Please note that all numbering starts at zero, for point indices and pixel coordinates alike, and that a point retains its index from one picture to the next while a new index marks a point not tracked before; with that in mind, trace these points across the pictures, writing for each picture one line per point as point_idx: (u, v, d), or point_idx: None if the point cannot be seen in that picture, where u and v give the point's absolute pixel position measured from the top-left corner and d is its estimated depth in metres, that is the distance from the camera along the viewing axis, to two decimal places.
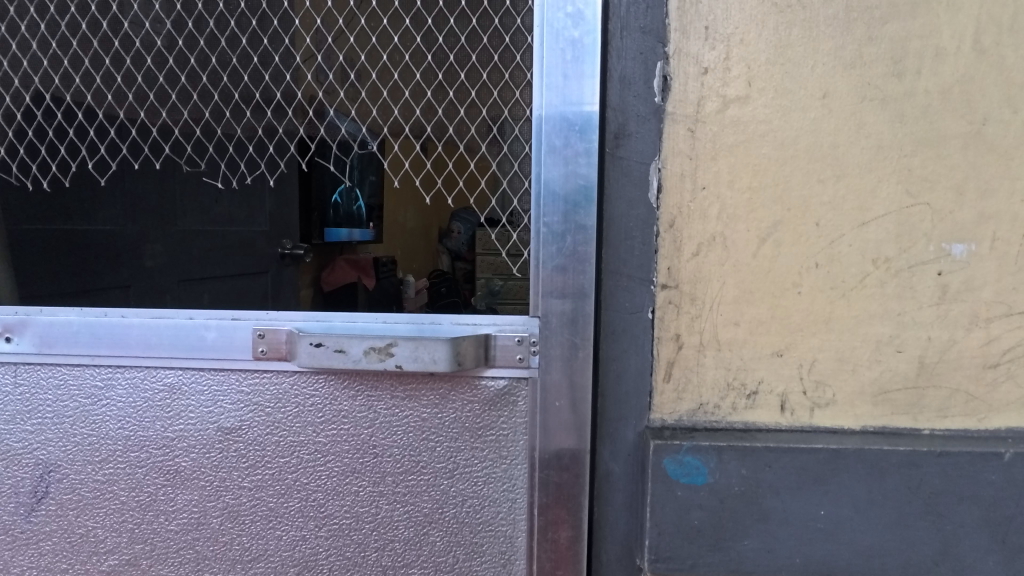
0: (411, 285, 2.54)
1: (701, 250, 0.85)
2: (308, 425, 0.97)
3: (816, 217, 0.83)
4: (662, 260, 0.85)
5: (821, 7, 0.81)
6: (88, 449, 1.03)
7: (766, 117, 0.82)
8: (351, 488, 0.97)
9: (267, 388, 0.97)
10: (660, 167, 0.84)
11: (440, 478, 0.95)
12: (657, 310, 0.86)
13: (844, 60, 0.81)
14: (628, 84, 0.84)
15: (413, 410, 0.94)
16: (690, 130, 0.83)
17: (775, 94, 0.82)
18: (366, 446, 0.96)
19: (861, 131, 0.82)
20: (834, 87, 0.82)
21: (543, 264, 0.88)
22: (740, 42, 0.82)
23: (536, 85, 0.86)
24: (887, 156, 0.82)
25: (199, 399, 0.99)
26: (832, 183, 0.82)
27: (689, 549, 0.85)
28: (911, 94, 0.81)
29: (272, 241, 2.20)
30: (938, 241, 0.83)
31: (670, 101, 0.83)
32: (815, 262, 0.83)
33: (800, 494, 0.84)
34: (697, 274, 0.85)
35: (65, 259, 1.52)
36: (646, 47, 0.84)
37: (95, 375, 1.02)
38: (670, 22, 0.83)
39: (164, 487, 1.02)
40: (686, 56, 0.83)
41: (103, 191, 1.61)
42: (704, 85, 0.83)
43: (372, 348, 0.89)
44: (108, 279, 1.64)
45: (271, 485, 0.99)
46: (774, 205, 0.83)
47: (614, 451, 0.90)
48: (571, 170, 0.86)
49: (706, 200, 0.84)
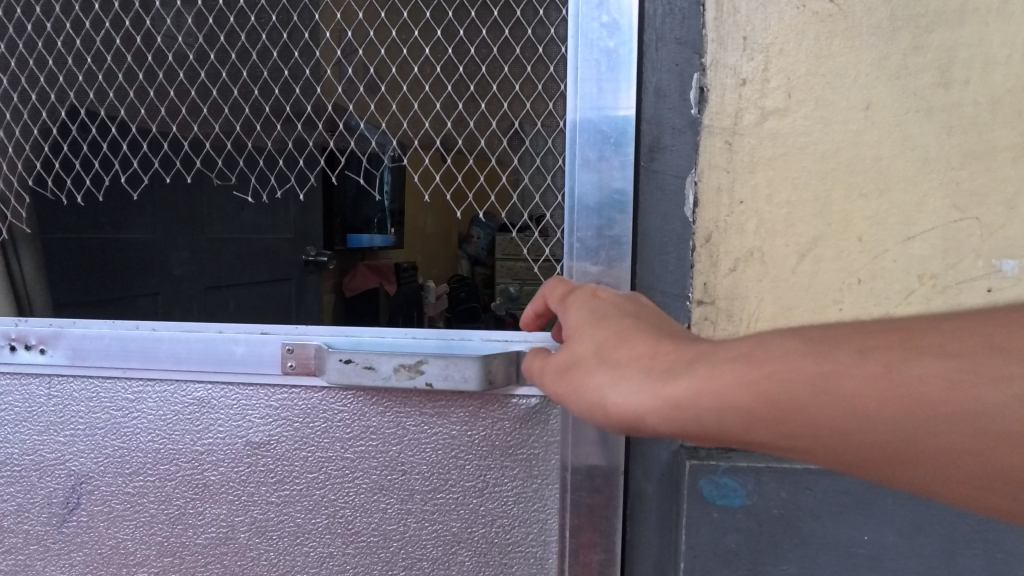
0: (431, 292, 2.39)
1: (738, 265, 0.82)
2: (336, 441, 0.96)
3: (858, 232, 0.80)
4: (698, 276, 0.84)
5: (864, 16, 0.78)
6: (118, 461, 1.03)
7: (807, 129, 0.80)
8: (379, 506, 0.96)
9: (295, 403, 0.96)
10: (696, 180, 0.83)
11: (469, 497, 0.94)
12: (694, 325, 0.84)
13: (888, 70, 0.79)
14: (663, 97, 0.83)
15: (442, 427, 0.93)
16: (727, 143, 0.81)
17: (815, 105, 0.80)
18: (394, 463, 0.95)
19: (907, 143, 0.79)
20: (877, 98, 0.79)
21: (576, 279, 0.88)
22: (779, 52, 0.80)
23: (570, 98, 0.86)
24: (932, 168, 0.79)
25: (228, 413, 0.99)
26: (875, 197, 0.80)
27: (725, 572, 0.83)
28: (961, 105, 0.78)
29: (296, 248, 2.23)
30: (987, 257, 0.79)
31: (706, 114, 0.82)
32: (857, 278, 0.81)
33: (842, 517, 0.81)
34: (734, 290, 0.83)
35: (93, 266, 1.61)
36: (681, 58, 0.82)
37: (126, 388, 1.02)
38: (706, 32, 0.81)
39: (192, 500, 1.01)
40: (723, 68, 0.81)
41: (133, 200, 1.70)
42: (741, 96, 0.81)
43: (402, 365, 0.88)
44: (137, 286, 1.73)
45: (299, 501, 0.98)
46: (814, 218, 0.81)
47: (646, 470, 0.87)
48: (605, 183, 0.85)
49: (743, 214, 0.82)
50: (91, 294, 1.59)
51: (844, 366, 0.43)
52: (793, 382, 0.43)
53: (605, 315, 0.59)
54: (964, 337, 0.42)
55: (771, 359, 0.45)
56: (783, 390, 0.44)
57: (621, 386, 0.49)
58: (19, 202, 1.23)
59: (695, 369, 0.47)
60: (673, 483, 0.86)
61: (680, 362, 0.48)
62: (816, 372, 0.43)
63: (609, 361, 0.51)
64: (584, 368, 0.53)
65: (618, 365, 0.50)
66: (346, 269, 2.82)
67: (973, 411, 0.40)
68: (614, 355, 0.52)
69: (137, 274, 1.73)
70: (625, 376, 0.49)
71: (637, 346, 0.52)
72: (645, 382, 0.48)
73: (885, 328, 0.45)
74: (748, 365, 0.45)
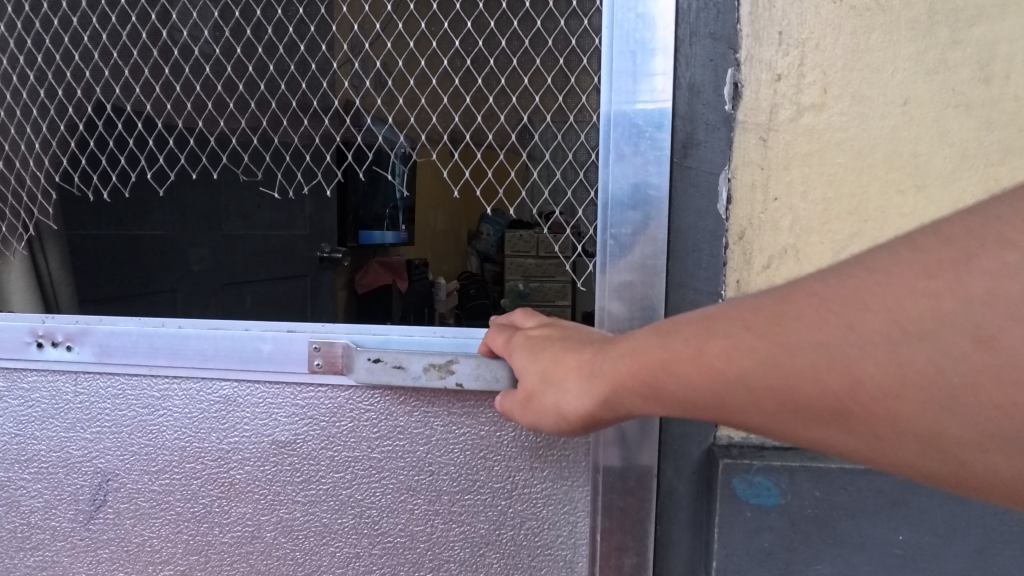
0: (441, 289, 2.74)
1: (771, 263, 0.81)
2: (362, 440, 0.95)
3: (895, 230, 0.78)
4: (730, 273, 0.82)
5: (902, 9, 0.76)
6: (144, 459, 1.04)
7: (843, 125, 0.78)
8: (405, 507, 0.95)
9: (321, 401, 0.95)
10: (729, 177, 0.81)
11: (497, 499, 0.92)
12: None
13: (926, 65, 0.76)
14: (697, 92, 0.82)
15: (471, 428, 0.92)
16: (761, 139, 0.80)
17: (852, 101, 0.78)
18: (422, 464, 0.94)
19: (945, 138, 0.77)
20: (915, 92, 0.77)
21: (609, 278, 0.86)
22: (815, 46, 0.78)
23: (603, 90, 0.84)
24: (971, 164, 0.77)
25: (254, 411, 0.99)
26: (912, 193, 0.78)
27: (758, 571, 0.81)
28: (1002, 101, 0.76)
29: (311, 246, 2.35)
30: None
31: (741, 110, 0.80)
32: None
33: (877, 517, 0.79)
34: (767, 286, 0.81)
35: (115, 261, 1.63)
36: (716, 54, 0.81)
37: (152, 386, 1.02)
38: (741, 27, 0.80)
39: (218, 499, 1.02)
40: (759, 63, 0.79)
41: (156, 199, 1.72)
42: (777, 92, 0.79)
43: (432, 364, 0.86)
44: (158, 282, 1.77)
45: (325, 501, 0.98)
46: (850, 215, 0.79)
47: (678, 467, 0.85)
48: (640, 178, 0.83)
49: (778, 211, 0.80)
50: (112, 290, 1.63)
51: (673, 352, 0.49)
52: (653, 368, 0.50)
53: (540, 341, 0.67)
54: (735, 316, 0.47)
55: (640, 352, 0.52)
56: (650, 373, 0.50)
57: (565, 396, 0.58)
58: (45, 201, 1.21)
59: (603, 368, 0.55)
60: (706, 481, 0.84)
61: (597, 362, 0.56)
62: (660, 357, 0.50)
63: (553, 379, 0.61)
64: (539, 393, 0.62)
65: (559, 381, 0.60)
66: (359, 266, 2.83)
67: (744, 378, 0.45)
68: (555, 372, 0.61)
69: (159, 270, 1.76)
70: (566, 388, 0.59)
71: (569, 360, 0.60)
72: (578, 386, 0.57)
73: (699, 313, 0.51)
74: (628, 360, 0.52)
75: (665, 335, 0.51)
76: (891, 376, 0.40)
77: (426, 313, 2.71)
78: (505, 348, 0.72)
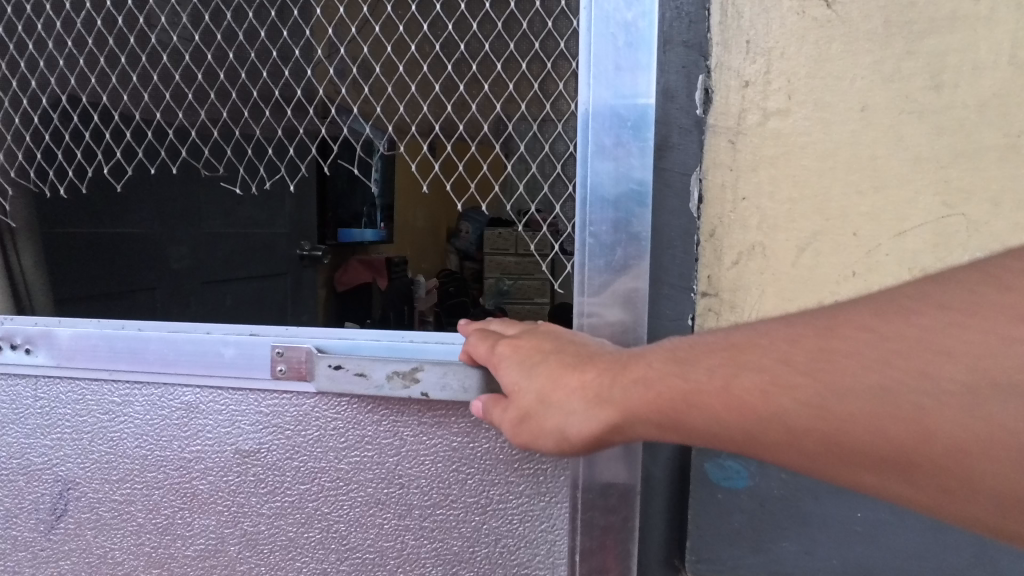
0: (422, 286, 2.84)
1: (741, 259, 0.76)
2: (329, 451, 0.90)
3: (854, 227, 0.73)
4: (702, 269, 0.77)
5: (860, 21, 0.71)
6: (105, 467, 0.99)
7: (808, 131, 0.73)
8: (374, 521, 0.90)
9: (286, 409, 0.90)
10: (701, 177, 0.77)
11: (471, 514, 0.87)
12: (696, 317, 0.78)
13: (882, 74, 0.71)
14: (670, 97, 0.77)
15: (442, 439, 0.86)
16: (731, 142, 0.75)
17: (815, 108, 0.73)
18: (391, 476, 0.88)
19: (901, 144, 0.71)
20: (874, 99, 0.71)
21: (589, 279, 0.81)
22: (781, 55, 0.73)
23: (584, 77, 0.78)
24: (923, 169, 0.71)
25: (217, 418, 0.93)
26: (871, 195, 0.72)
27: (729, 550, 0.77)
28: (951, 110, 0.70)
29: (292, 244, 2.32)
30: (971, 252, 0.71)
31: (712, 114, 0.76)
32: (853, 271, 0.74)
33: (839, 494, 0.75)
34: (738, 282, 0.76)
35: (94, 258, 1.58)
36: (688, 61, 0.76)
37: (113, 391, 0.97)
38: (711, 36, 0.75)
39: (180, 510, 0.97)
40: (728, 70, 0.75)
41: (135, 195, 1.69)
42: (744, 98, 0.75)
43: (397, 372, 0.81)
44: (140, 280, 1.73)
45: (291, 514, 0.92)
46: (812, 214, 0.74)
47: (653, 454, 0.80)
48: (622, 172, 0.78)
49: (747, 210, 0.75)
50: (88, 289, 1.56)
51: (698, 384, 0.47)
52: (675, 401, 0.48)
53: (529, 351, 0.62)
54: (772, 345, 0.46)
55: (658, 381, 0.49)
56: (670, 404, 0.48)
57: (569, 417, 0.54)
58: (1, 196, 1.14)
59: (614, 391, 0.51)
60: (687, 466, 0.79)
61: (605, 384, 0.53)
62: (683, 391, 0.48)
63: (553, 400, 0.56)
64: (536, 415, 0.57)
65: (560, 402, 0.55)
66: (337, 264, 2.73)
67: (783, 416, 0.44)
68: (554, 393, 0.56)
69: (139, 267, 1.72)
70: (569, 410, 0.54)
71: (567, 380, 0.55)
72: (584, 407, 0.53)
73: (726, 339, 0.49)
74: (644, 389, 0.50)
75: (685, 363, 0.49)
76: (967, 432, 0.39)
77: (406, 310, 2.72)
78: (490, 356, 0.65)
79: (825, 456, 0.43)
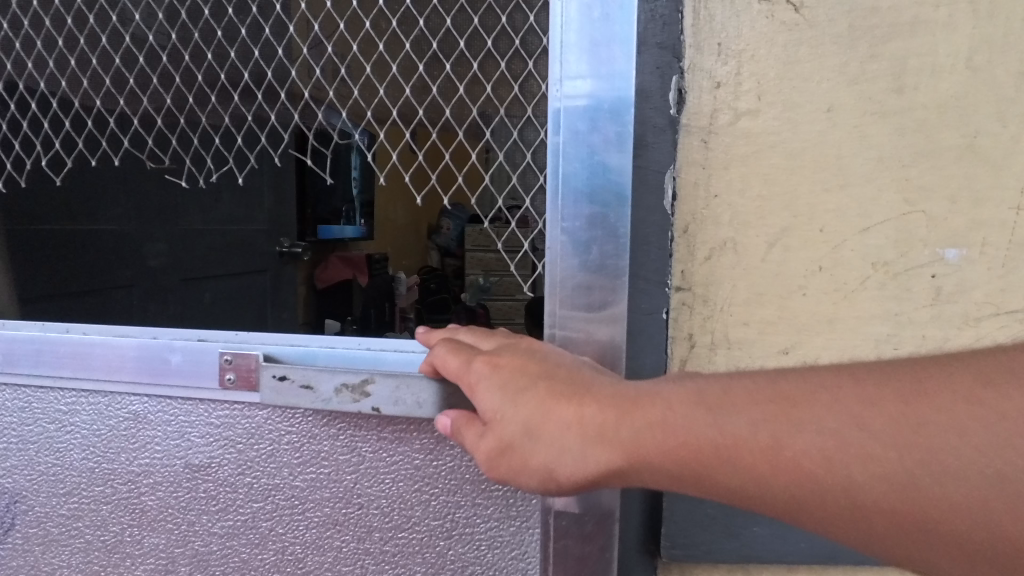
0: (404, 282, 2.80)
1: (714, 254, 0.69)
2: (284, 467, 0.83)
3: (821, 223, 0.67)
4: (676, 263, 0.70)
5: (827, 24, 0.65)
6: (52, 480, 0.92)
7: (777, 132, 0.67)
8: (332, 544, 0.83)
9: (238, 421, 0.83)
10: (675, 174, 0.69)
11: (435, 538, 0.80)
12: (671, 312, 0.71)
13: (846, 75, 0.66)
14: (645, 97, 0.69)
15: (404, 455, 0.79)
16: (703, 142, 0.68)
17: (785, 108, 0.67)
18: (349, 496, 0.81)
19: (866, 144, 0.66)
20: (841, 99, 0.66)
21: (562, 279, 0.72)
22: (751, 57, 0.67)
23: (557, 53, 0.70)
24: (884, 167, 0.66)
25: (165, 430, 0.86)
26: (838, 192, 0.67)
27: (705, 534, 0.72)
28: (912, 111, 0.65)
29: (271, 240, 2.29)
30: (935, 246, 0.67)
31: (685, 114, 0.68)
32: (819, 265, 0.68)
33: None
34: (711, 276, 0.70)
35: (68, 254, 1.50)
36: (664, 62, 0.69)
37: (58, 399, 0.90)
38: (685, 38, 0.68)
39: (130, 527, 0.90)
40: (700, 71, 0.68)
41: (108, 193, 1.61)
42: (716, 98, 0.68)
43: (345, 385, 0.72)
44: (114, 278, 1.65)
45: (244, 534, 0.85)
46: (781, 210, 0.68)
47: None
48: (599, 160, 0.69)
49: (719, 207, 0.69)
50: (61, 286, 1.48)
51: (735, 436, 0.42)
52: (703, 453, 0.43)
53: (512, 375, 0.54)
54: (837, 401, 0.41)
55: (681, 427, 0.44)
56: (697, 458, 0.43)
57: (562, 455, 0.48)
58: None
59: (621, 431, 0.46)
60: None
61: (608, 421, 0.47)
62: (716, 445, 0.43)
63: (540, 433, 0.49)
64: (518, 447, 0.50)
65: (551, 437, 0.48)
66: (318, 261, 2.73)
67: (848, 488, 0.40)
68: (542, 426, 0.49)
69: (112, 264, 1.64)
70: (560, 446, 0.48)
71: (561, 412, 0.49)
72: (580, 444, 0.47)
73: (771, 390, 0.43)
74: (662, 434, 0.45)
75: (716, 408, 0.44)
76: None
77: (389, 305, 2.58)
78: (463, 373, 0.57)
79: (891, 532, 0.40)
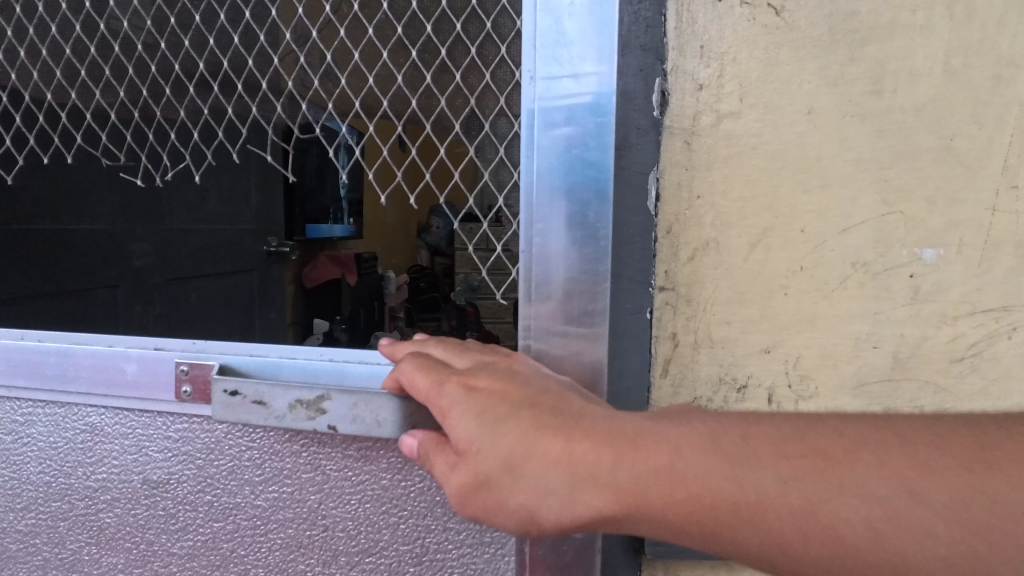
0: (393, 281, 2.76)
1: (698, 254, 0.65)
2: (245, 485, 0.78)
3: (802, 222, 0.63)
4: (660, 263, 0.65)
5: (807, 28, 0.61)
6: (9, 494, 0.87)
7: (758, 135, 0.62)
8: (296, 568, 0.78)
9: (197, 435, 0.78)
10: (658, 176, 0.64)
11: (403, 564, 0.75)
12: (655, 311, 0.66)
13: (824, 78, 0.61)
14: (627, 99, 0.64)
15: (370, 475, 0.74)
16: (687, 144, 0.64)
17: (766, 111, 0.62)
18: (313, 517, 0.76)
19: (846, 146, 0.62)
20: (820, 102, 0.61)
21: (538, 284, 0.67)
22: (734, 60, 0.62)
23: (533, 38, 0.64)
24: (863, 170, 0.62)
25: (123, 443, 0.81)
26: (818, 193, 0.62)
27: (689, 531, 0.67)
28: (889, 114, 0.61)
29: (259, 239, 2.22)
30: (912, 246, 0.62)
31: (669, 115, 0.64)
32: (800, 265, 0.63)
33: None
34: (694, 276, 0.65)
35: (53, 252, 1.43)
36: (646, 64, 0.63)
37: (15, 409, 0.85)
38: (667, 41, 0.63)
39: (87, 546, 0.84)
40: (683, 74, 0.63)
41: (94, 191, 1.55)
42: (700, 100, 0.63)
43: (300, 401, 0.67)
44: (99, 277, 1.58)
45: (204, 556, 0.80)
46: (763, 210, 0.63)
47: None
48: (575, 156, 0.64)
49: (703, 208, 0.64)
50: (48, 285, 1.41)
51: (761, 495, 0.39)
52: (717, 510, 0.40)
53: (490, 402, 0.48)
54: (889, 468, 0.39)
55: (694, 476, 0.40)
56: (710, 516, 0.40)
57: (548, 497, 0.43)
58: None
59: (619, 476, 0.42)
60: None
61: (605, 463, 0.42)
62: (738, 504, 0.40)
63: (524, 471, 0.44)
64: (495, 484, 0.45)
65: (536, 477, 0.43)
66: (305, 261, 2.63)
67: (902, 563, 0.38)
68: (525, 463, 0.44)
69: (98, 264, 1.57)
70: (547, 488, 0.43)
71: (549, 448, 0.44)
72: (571, 487, 0.43)
73: (801, 443, 0.41)
74: (671, 484, 0.41)
75: (736, 460, 0.40)
76: None
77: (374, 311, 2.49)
78: (434, 392, 0.52)
79: None
